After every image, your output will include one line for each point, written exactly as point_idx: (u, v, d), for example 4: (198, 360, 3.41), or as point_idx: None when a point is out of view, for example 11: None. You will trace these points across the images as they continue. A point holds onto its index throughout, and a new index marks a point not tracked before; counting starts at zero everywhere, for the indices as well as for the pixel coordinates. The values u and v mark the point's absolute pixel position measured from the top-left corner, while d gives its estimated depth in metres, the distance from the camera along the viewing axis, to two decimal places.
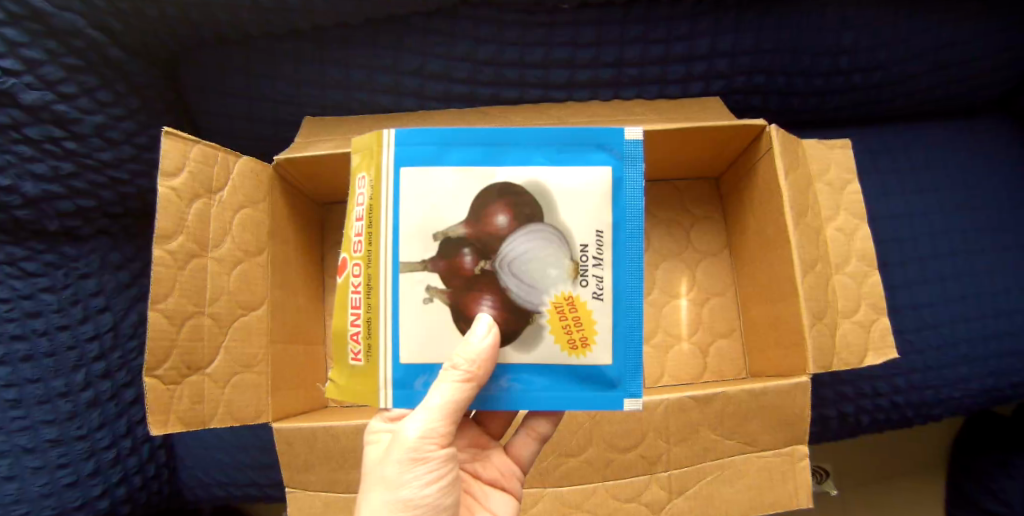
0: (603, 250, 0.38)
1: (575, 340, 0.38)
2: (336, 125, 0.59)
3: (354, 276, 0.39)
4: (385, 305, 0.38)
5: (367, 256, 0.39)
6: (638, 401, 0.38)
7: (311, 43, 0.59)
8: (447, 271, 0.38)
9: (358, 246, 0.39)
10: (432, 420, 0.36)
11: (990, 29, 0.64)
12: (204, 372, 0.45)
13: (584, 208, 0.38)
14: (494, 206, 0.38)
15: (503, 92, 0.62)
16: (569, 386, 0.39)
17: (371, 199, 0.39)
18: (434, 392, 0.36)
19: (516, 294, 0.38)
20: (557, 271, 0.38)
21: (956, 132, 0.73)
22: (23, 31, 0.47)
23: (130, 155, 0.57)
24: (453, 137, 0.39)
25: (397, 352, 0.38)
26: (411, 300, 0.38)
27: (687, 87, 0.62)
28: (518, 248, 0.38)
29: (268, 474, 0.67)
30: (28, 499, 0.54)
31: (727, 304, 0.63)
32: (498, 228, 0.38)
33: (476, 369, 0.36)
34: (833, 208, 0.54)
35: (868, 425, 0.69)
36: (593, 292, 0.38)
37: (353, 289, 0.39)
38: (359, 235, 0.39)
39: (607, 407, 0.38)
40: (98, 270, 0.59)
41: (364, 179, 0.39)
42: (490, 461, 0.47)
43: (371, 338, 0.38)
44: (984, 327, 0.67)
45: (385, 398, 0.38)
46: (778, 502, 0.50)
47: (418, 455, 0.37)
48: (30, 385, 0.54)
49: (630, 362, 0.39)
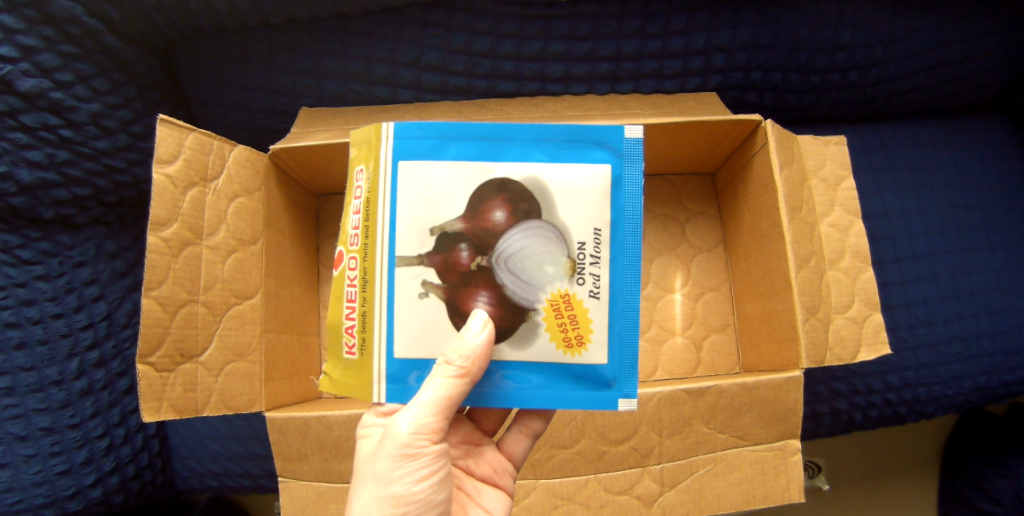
0: (600, 248, 0.38)
1: (570, 339, 0.38)
2: (333, 115, 0.59)
3: (350, 269, 0.39)
4: (380, 300, 0.38)
5: (364, 250, 0.39)
6: (632, 400, 0.38)
7: (310, 33, 0.59)
8: (443, 265, 0.38)
9: (355, 239, 0.39)
10: (421, 414, 0.36)
11: (984, 28, 0.64)
12: (197, 360, 0.45)
13: (583, 206, 0.38)
14: (492, 202, 0.39)
15: (499, 85, 0.62)
16: (564, 384, 0.38)
17: (369, 191, 0.39)
18: (427, 387, 0.36)
19: (513, 291, 0.38)
20: (554, 268, 0.38)
21: (952, 130, 0.73)
22: (20, 18, 0.48)
23: (126, 144, 0.57)
24: (452, 131, 0.39)
25: (391, 346, 0.38)
26: (407, 295, 0.38)
27: (683, 83, 0.63)
28: (515, 245, 0.38)
29: (262, 465, 0.68)
30: (20, 488, 0.54)
31: (722, 299, 0.63)
32: (496, 224, 0.39)
33: (470, 364, 0.36)
34: (828, 204, 0.54)
35: (861, 423, 0.69)
36: (590, 290, 0.38)
37: (349, 282, 0.39)
38: (356, 228, 0.39)
39: (602, 406, 0.38)
40: (93, 259, 0.59)
41: (362, 171, 0.39)
42: (483, 459, 0.47)
43: (365, 332, 0.38)
44: (976, 325, 0.67)
45: (377, 392, 0.38)
46: (770, 497, 0.50)
47: (410, 451, 0.37)
48: (23, 373, 0.54)
49: (626, 362, 0.39)
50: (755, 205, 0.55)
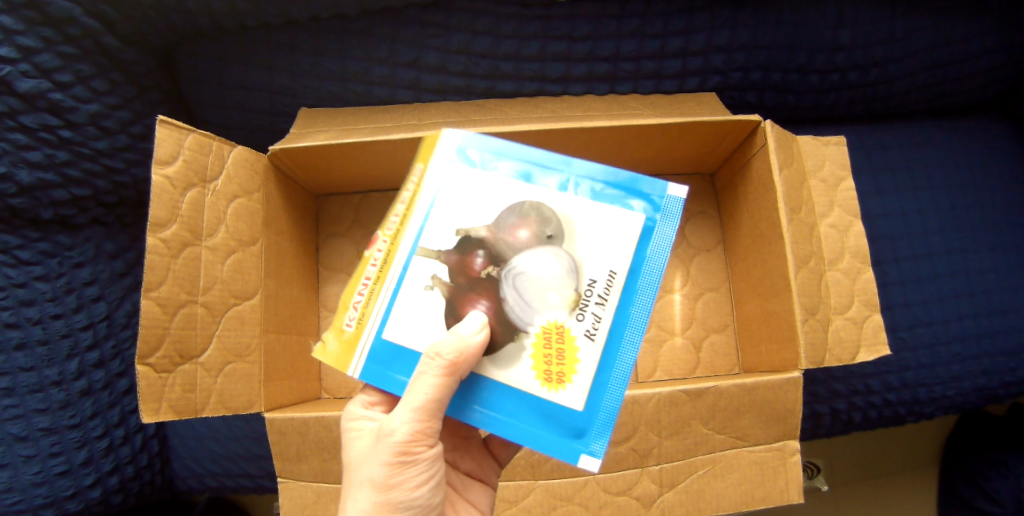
0: (609, 291, 0.38)
1: (552, 373, 0.38)
2: (332, 116, 0.59)
3: (377, 250, 0.41)
4: (390, 281, 0.40)
5: (394, 235, 0.41)
6: (595, 461, 0.36)
7: (309, 33, 0.58)
8: (457, 265, 0.39)
9: (393, 224, 0.41)
10: (417, 419, 0.36)
11: (984, 27, 0.64)
12: (196, 361, 0.45)
13: (605, 245, 0.39)
14: (520, 220, 0.40)
15: (498, 85, 0.62)
16: (537, 422, 0.37)
17: (417, 186, 0.42)
18: (415, 389, 0.35)
19: (511, 308, 0.39)
20: (557, 297, 0.38)
21: (952, 131, 0.73)
22: (18, 19, 0.48)
23: (125, 145, 0.57)
24: (507, 149, 0.41)
25: (382, 326, 0.39)
26: (414, 285, 0.40)
27: (683, 83, 0.63)
28: (528, 264, 0.39)
29: (261, 465, 0.68)
30: (19, 488, 0.54)
31: (721, 299, 0.63)
32: (517, 241, 0.40)
33: (458, 362, 0.36)
34: (827, 204, 0.54)
35: (860, 423, 0.69)
36: (586, 329, 0.38)
37: (373, 262, 0.41)
38: (395, 215, 0.42)
39: (564, 457, 0.37)
40: (93, 259, 0.59)
41: (416, 167, 0.42)
42: (467, 456, 0.51)
43: (367, 307, 0.40)
44: (976, 326, 0.67)
45: (355, 365, 0.39)
46: (769, 497, 0.50)
47: (406, 457, 0.37)
48: (23, 374, 0.54)
49: (603, 415, 0.37)
50: (755, 206, 0.55)
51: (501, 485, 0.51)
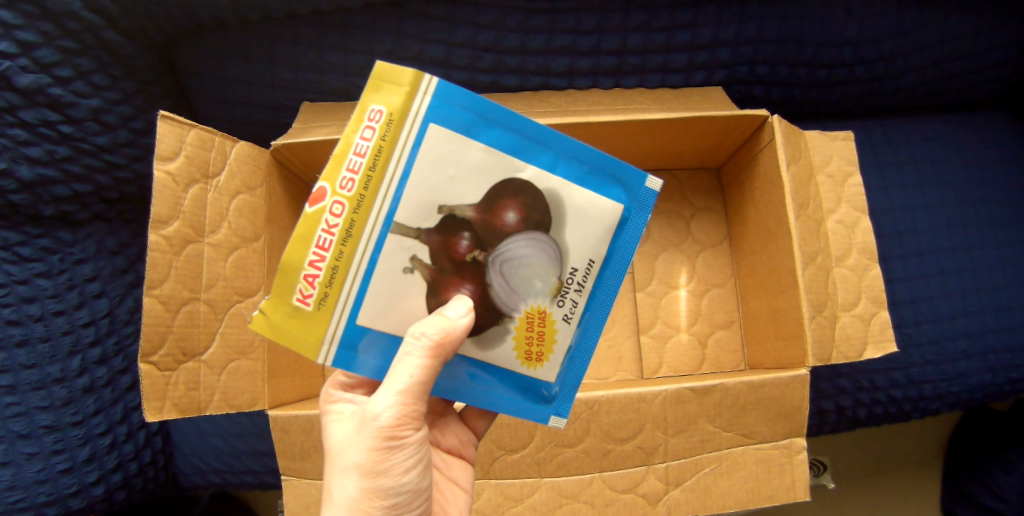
0: (587, 279, 0.40)
1: (532, 353, 0.40)
2: (336, 110, 0.59)
3: (333, 214, 0.35)
4: (358, 260, 0.36)
5: (358, 200, 0.35)
6: (562, 420, 0.41)
7: (311, 27, 0.58)
8: (440, 246, 0.37)
9: (350, 184, 0.35)
10: (404, 402, 0.35)
11: (995, 21, 0.63)
12: (199, 358, 0.45)
13: (587, 235, 0.39)
14: (507, 201, 0.38)
15: (503, 79, 0.61)
16: (515, 395, 0.40)
17: (384, 142, 0.35)
18: (399, 371, 0.35)
19: (497, 293, 0.39)
20: (542, 284, 0.39)
21: (959, 125, 0.72)
22: (18, 13, 0.48)
23: (126, 140, 0.57)
24: (493, 114, 0.37)
25: (356, 312, 0.37)
26: (390, 267, 0.37)
27: (689, 77, 0.62)
28: (516, 250, 0.39)
29: (263, 461, 0.67)
30: (22, 486, 0.54)
31: (728, 295, 0.63)
32: (506, 224, 0.38)
33: (443, 342, 0.35)
34: (834, 200, 0.53)
35: (866, 420, 0.69)
36: (564, 313, 0.40)
37: (326, 227, 0.35)
38: (353, 172, 0.35)
39: (534, 418, 0.41)
40: (95, 255, 0.58)
41: (381, 114, 0.35)
42: (449, 432, 0.48)
43: (331, 287, 0.36)
44: (982, 322, 0.67)
45: (325, 353, 0.36)
46: (775, 496, 0.50)
47: (394, 441, 0.36)
48: (24, 371, 0.54)
49: (572, 386, 0.41)
50: (761, 201, 0.54)
51: (504, 482, 0.50)
